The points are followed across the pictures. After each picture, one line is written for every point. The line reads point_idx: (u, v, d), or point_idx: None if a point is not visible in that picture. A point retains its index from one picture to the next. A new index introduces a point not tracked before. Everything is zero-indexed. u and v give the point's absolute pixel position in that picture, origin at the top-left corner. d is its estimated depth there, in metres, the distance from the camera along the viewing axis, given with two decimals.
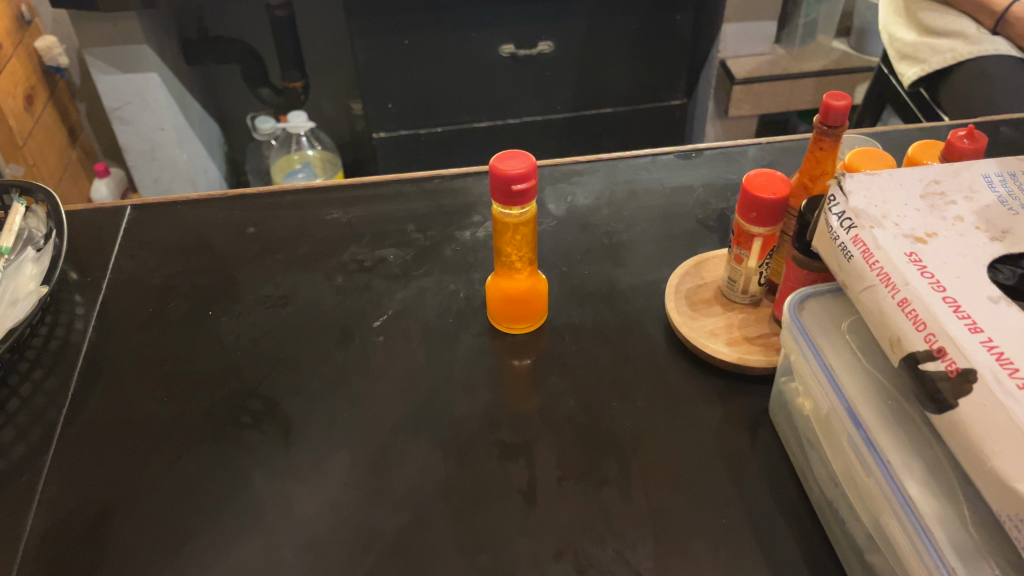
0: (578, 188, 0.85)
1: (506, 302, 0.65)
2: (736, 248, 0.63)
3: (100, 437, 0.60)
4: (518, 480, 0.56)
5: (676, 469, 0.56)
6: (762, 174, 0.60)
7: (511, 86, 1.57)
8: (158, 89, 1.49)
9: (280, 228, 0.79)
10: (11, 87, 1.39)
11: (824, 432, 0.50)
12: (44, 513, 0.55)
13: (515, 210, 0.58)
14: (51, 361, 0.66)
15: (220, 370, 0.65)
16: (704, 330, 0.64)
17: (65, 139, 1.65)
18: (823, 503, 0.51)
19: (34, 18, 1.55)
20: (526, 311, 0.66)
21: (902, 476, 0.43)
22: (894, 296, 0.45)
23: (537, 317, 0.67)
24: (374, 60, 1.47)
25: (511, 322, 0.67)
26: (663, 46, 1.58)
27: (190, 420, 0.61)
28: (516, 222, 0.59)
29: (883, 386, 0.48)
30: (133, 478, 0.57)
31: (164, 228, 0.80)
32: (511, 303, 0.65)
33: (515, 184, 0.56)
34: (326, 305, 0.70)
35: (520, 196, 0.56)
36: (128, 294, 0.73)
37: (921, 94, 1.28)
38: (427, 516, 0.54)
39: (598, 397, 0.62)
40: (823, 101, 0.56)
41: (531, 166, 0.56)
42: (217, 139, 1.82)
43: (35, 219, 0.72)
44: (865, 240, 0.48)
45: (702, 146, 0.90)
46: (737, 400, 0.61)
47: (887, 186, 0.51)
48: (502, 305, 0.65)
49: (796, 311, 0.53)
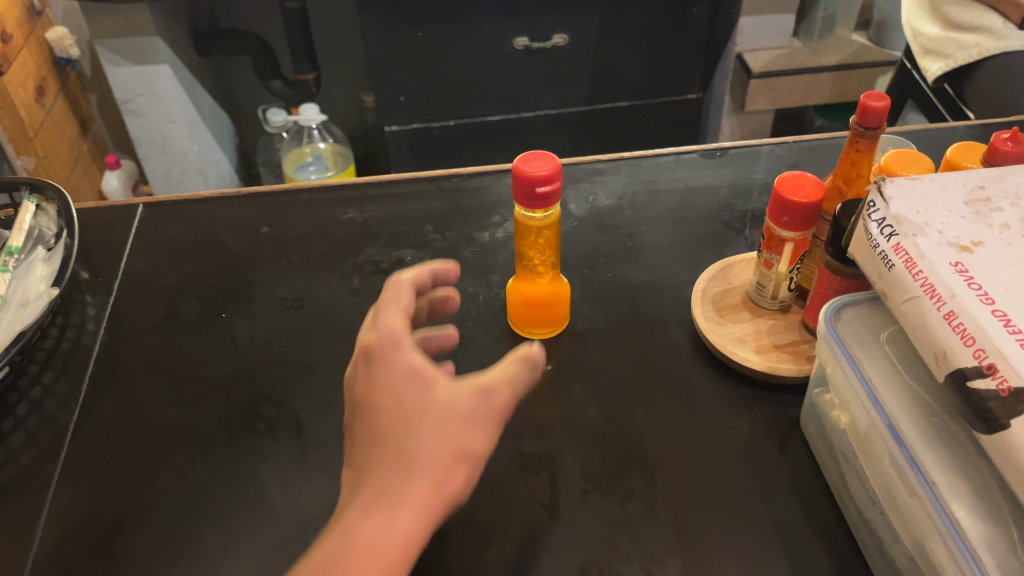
0: (599, 187, 0.83)
1: (526, 307, 0.63)
2: (766, 252, 0.61)
3: (112, 443, 0.59)
4: (540, 493, 0.54)
5: (705, 483, 0.54)
6: (794, 176, 0.58)
7: (525, 79, 1.54)
8: (169, 81, 1.47)
9: (295, 227, 0.77)
10: (22, 78, 1.38)
11: (862, 448, 0.48)
12: (54, 520, 0.54)
13: (539, 213, 0.56)
14: (62, 364, 0.65)
15: (233, 373, 0.63)
16: (732, 337, 0.62)
17: (76, 130, 1.64)
18: (859, 520, 0.49)
19: (45, 9, 1.53)
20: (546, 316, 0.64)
21: (948, 498, 0.41)
22: (939, 308, 0.43)
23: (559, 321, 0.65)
24: (387, 52, 1.45)
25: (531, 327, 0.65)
26: (680, 39, 1.55)
27: (204, 426, 0.59)
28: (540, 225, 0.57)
29: (924, 400, 0.46)
30: (145, 486, 0.56)
31: (176, 226, 0.78)
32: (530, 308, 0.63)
33: (539, 187, 0.54)
34: (341, 308, 0.68)
35: (543, 201, 0.54)
36: (140, 295, 0.71)
37: (946, 91, 1.25)
38: (447, 527, 0.52)
39: (623, 406, 0.60)
40: (860, 102, 0.54)
41: (555, 170, 0.54)
42: (228, 131, 1.80)
43: (46, 217, 0.71)
44: (907, 249, 0.46)
45: (726, 144, 0.88)
46: (767, 411, 0.59)
47: (928, 192, 0.49)
48: (522, 310, 0.64)
49: (832, 320, 0.51)
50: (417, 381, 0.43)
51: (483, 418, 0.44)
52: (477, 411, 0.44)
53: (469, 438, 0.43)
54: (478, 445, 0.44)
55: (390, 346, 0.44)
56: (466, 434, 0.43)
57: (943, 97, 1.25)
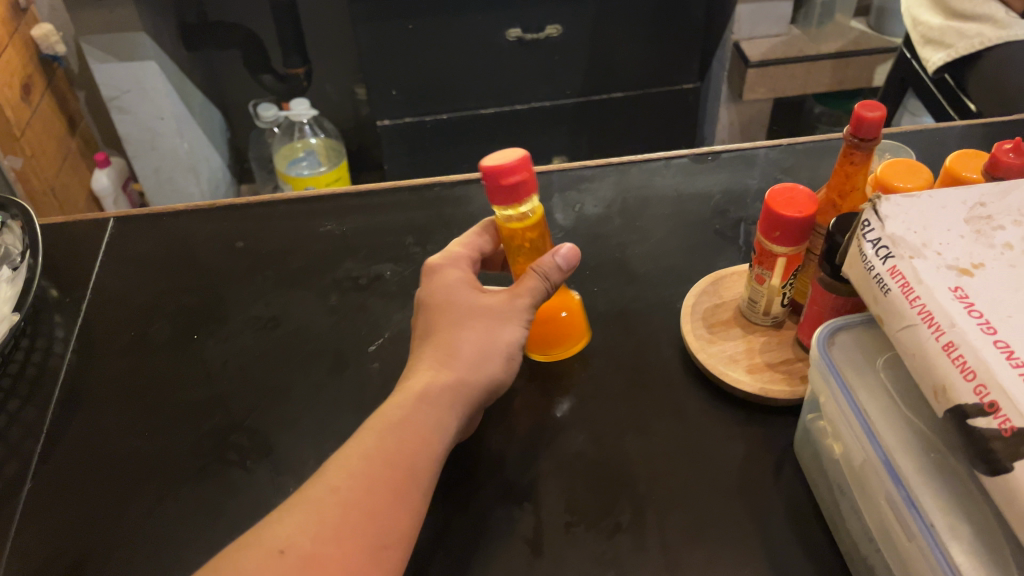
0: (587, 195, 0.81)
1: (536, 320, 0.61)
2: (758, 267, 0.59)
3: (79, 475, 0.57)
4: (523, 526, 0.52)
5: (696, 514, 0.52)
6: (786, 188, 0.55)
7: (519, 70, 1.51)
8: (156, 77, 1.44)
9: (271, 242, 0.75)
10: (7, 77, 1.34)
11: (856, 483, 0.46)
12: (17, 560, 0.52)
13: (514, 210, 0.53)
14: (27, 390, 0.62)
15: (206, 400, 0.61)
16: (722, 356, 0.60)
17: (65, 128, 1.61)
18: (856, 555, 0.47)
19: (30, 5, 1.50)
20: (561, 329, 0.62)
21: (947, 543, 0.39)
22: (938, 338, 0.41)
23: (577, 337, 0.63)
24: (377, 46, 1.42)
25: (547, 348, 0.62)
26: (678, 27, 1.51)
27: (172, 456, 0.57)
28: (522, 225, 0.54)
29: (924, 435, 0.44)
30: (111, 522, 0.53)
31: (150, 242, 0.76)
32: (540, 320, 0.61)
33: (506, 180, 0.50)
34: (319, 328, 0.66)
35: (521, 196, 0.51)
36: (111, 315, 0.69)
37: (947, 81, 1.21)
38: (424, 564, 0.50)
39: (610, 431, 0.58)
40: (854, 113, 0.51)
41: (529, 157, 0.51)
42: (219, 126, 1.77)
43: (11, 235, 0.69)
44: (904, 272, 0.43)
45: (719, 147, 0.85)
46: (760, 435, 0.57)
47: (926, 210, 0.47)
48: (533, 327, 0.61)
49: (825, 345, 0.48)
50: (465, 287, 0.53)
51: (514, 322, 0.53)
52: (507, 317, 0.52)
53: (502, 339, 0.52)
54: (512, 346, 0.52)
55: (446, 262, 0.55)
56: (502, 334, 0.52)
57: (944, 88, 1.22)
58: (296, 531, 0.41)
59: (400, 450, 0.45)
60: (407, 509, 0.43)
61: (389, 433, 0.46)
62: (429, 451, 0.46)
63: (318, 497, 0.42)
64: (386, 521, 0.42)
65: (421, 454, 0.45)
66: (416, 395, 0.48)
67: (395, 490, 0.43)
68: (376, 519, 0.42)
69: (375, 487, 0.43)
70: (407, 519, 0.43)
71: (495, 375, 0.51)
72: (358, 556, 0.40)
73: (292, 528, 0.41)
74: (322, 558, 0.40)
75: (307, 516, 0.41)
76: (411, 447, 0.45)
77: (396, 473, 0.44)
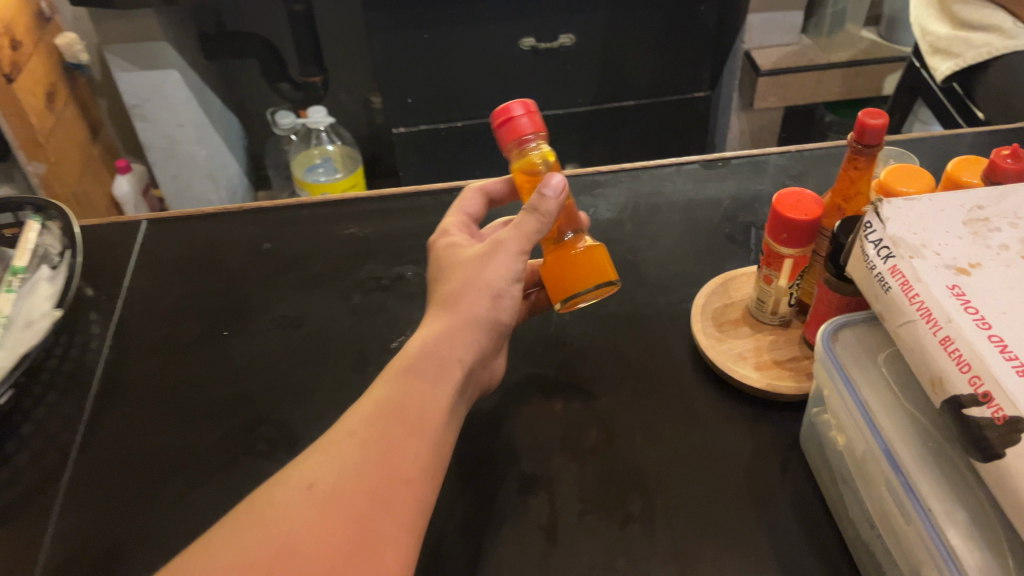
0: (600, 200, 0.83)
1: (557, 261, 0.59)
2: (766, 268, 0.61)
3: (115, 465, 0.59)
4: (538, 515, 0.54)
5: (703, 506, 0.54)
6: (793, 192, 0.57)
7: (532, 79, 1.54)
8: (176, 85, 1.47)
9: (296, 244, 0.78)
10: (33, 86, 1.37)
11: (859, 473, 0.48)
12: (57, 544, 0.54)
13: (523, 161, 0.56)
14: (64, 384, 0.65)
15: (234, 395, 0.63)
16: (731, 354, 0.62)
17: (86, 135, 1.64)
18: (859, 543, 0.49)
19: (54, 15, 1.54)
20: (584, 264, 0.58)
21: (943, 526, 0.41)
22: (935, 333, 0.43)
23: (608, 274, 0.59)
24: (393, 55, 1.45)
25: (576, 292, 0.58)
26: (688, 37, 1.54)
27: (203, 448, 0.60)
28: (530, 167, 0.57)
29: (923, 427, 0.46)
30: (146, 510, 0.56)
31: (180, 244, 0.79)
32: (560, 259, 0.59)
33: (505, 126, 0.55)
34: (343, 326, 0.69)
35: (522, 132, 0.54)
36: (142, 314, 0.72)
37: (955, 90, 1.23)
38: (444, 552, 0.52)
39: (622, 427, 0.60)
40: (857, 120, 0.53)
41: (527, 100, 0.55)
42: (236, 133, 1.81)
43: (50, 235, 0.72)
44: (904, 271, 0.46)
45: (728, 154, 0.88)
46: (767, 431, 0.59)
47: (926, 213, 0.49)
48: (556, 269, 0.59)
49: (829, 341, 0.51)
50: (454, 250, 0.58)
51: (504, 264, 0.55)
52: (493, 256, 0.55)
53: (488, 279, 0.54)
54: (501, 288, 0.54)
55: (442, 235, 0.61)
56: (489, 275, 0.54)
57: (953, 97, 1.24)
58: (322, 469, 0.42)
59: (410, 396, 0.46)
60: (422, 446, 0.44)
61: (400, 382, 0.47)
62: (438, 398, 0.47)
63: (337, 441, 0.44)
64: (405, 458, 0.43)
65: (428, 403, 0.47)
66: (418, 350, 0.50)
67: (412, 430, 0.45)
68: (396, 455, 0.43)
69: (389, 429, 0.44)
70: (424, 452, 0.44)
71: (491, 312, 0.54)
72: (381, 487, 0.42)
73: (317, 469, 0.42)
74: (347, 490, 0.41)
75: (329, 456, 0.43)
76: (419, 400, 0.46)
77: (407, 418, 0.45)
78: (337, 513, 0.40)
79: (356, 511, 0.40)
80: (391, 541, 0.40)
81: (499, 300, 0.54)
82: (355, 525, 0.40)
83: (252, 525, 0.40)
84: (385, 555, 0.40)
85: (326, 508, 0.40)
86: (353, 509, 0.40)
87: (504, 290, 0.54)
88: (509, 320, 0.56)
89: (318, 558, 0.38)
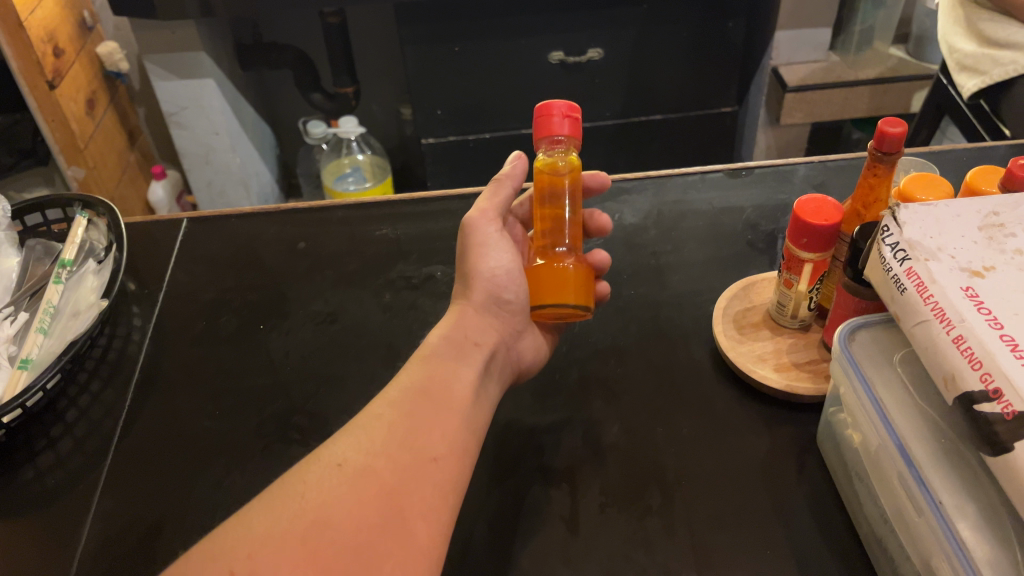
0: (625, 206, 0.85)
1: (540, 268, 0.59)
2: (786, 273, 0.63)
3: (155, 450, 0.62)
4: (560, 506, 0.56)
5: (721, 500, 0.56)
6: (814, 200, 0.59)
7: (560, 92, 1.56)
8: (213, 95, 1.51)
9: (330, 244, 0.80)
10: (73, 92, 1.41)
11: (873, 468, 0.50)
12: (100, 523, 0.57)
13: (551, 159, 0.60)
14: (108, 372, 0.68)
15: (270, 386, 0.66)
16: (751, 356, 0.64)
17: (124, 142, 1.69)
18: (873, 539, 0.51)
19: (96, 25, 1.59)
20: (557, 279, 0.58)
21: (954, 518, 0.42)
22: (949, 331, 0.44)
23: (580, 296, 0.59)
24: (424, 67, 1.48)
25: (542, 301, 0.58)
26: (716, 53, 1.55)
27: (239, 436, 0.62)
28: (552, 167, 0.60)
29: (936, 424, 0.47)
30: (184, 493, 0.58)
31: (219, 243, 0.82)
32: (539, 268, 0.59)
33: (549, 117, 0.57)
34: (374, 323, 0.71)
35: (554, 131, 0.56)
36: (183, 307, 0.75)
37: (982, 107, 1.23)
38: (471, 541, 0.54)
39: (643, 424, 0.62)
40: (877, 128, 0.55)
41: (572, 104, 0.57)
42: (269, 142, 1.85)
43: (96, 231, 0.75)
44: (919, 273, 0.47)
45: (752, 164, 0.90)
46: (786, 430, 0.61)
47: (942, 218, 0.50)
48: (535, 272, 0.59)
49: (845, 341, 0.52)
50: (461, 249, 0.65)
51: (486, 239, 0.61)
52: (476, 242, 0.60)
53: (480, 262, 0.60)
54: (493, 268, 0.60)
55: None
56: (477, 257, 0.60)
57: (980, 113, 1.24)
58: (351, 452, 0.45)
59: (433, 387, 0.51)
60: (449, 424, 0.49)
61: (422, 366, 0.53)
62: (459, 390, 0.51)
63: (368, 423, 0.47)
64: (428, 441, 0.47)
65: (453, 391, 0.51)
66: (445, 333, 0.56)
67: (437, 411, 0.49)
68: (423, 435, 0.47)
69: (415, 412, 0.48)
70: (449, 432, 0.48)
71: (503, 295, 0.61)
72: (409, 466, 0.45)
73: (347, 449, 0.45)
74: (375, 469, 0.44)
75: (357, 437, 0.46)
76: (444, 378, 0.52)
77: (433, 401, 0.50)
78: (369, 488, 0.43)
79: (386, 484, 0.43)
80: (421, 513, 0.43)
81: (494, 279, 0.60)
82: (388, 497, 0.43)
83: (288, 498, 0.42)
84: (415, 528, 0.43)
85: (356, 482, 0.43)
86: (384, 483, 0.43)
87: (496, 269, 0.60)
88: (519, 296, 0.62)
89: (354, 527, 0.41)
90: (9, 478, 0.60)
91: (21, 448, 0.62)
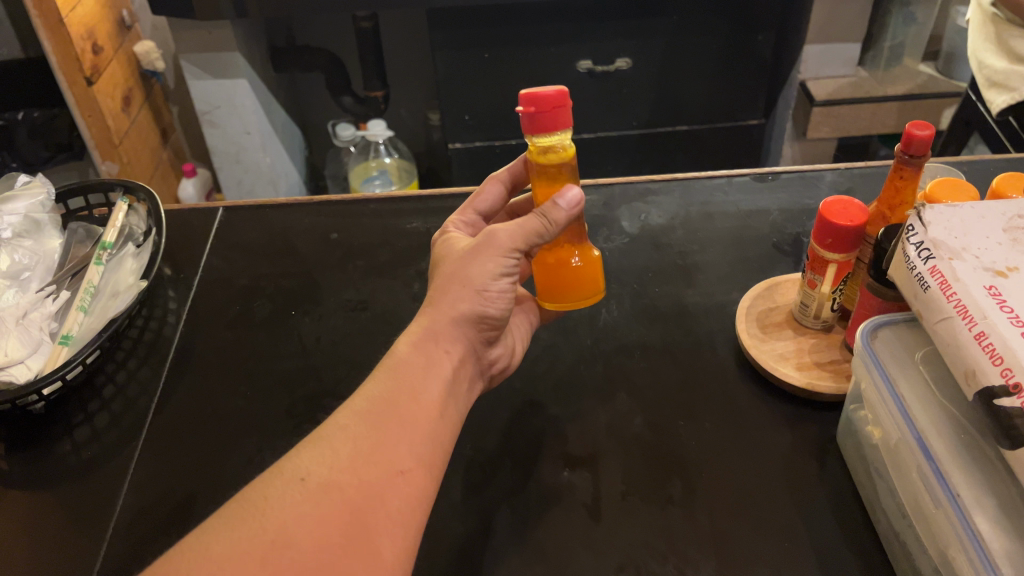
0: (652, 207, 0.87)
1: (549, 268, 0.61)
2: (810, 273, 0.63)
3: (187, 427, 0.64)
4: (582, 493, 0.57)
5: (737, 493, 0.57)
6: (839, 201, 0.60)
7: (587, 101, 1.58)
8: (246, 94, 1.54)
9: (362, 236, 0.82)
10: (110, 88, 1.44)
11: (893, 463, 0.51)
12: (134, 494, 0.59)
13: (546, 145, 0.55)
14: (145, 351, 0.70)
15: (301, 369, 0.68)
16: (773, 354, 0.65)
17: (158, 139, 1.72)
18: (890, 533, 0.51)
19: (134, 23, 1.62)
20: (570, 278, 0.61)
21: (971, 511, 0.43)
22: (971, 328, 0.45)
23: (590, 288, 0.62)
24: (454, 71, 1.50)
25: (562, 299, 0.62)
26: (743, 66, 1.56)
27: (268, 417, 0.64)
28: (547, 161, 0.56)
29: (957, 421, 0.48)
30: (217, 468, 0.60)
31: (255, 232, 0.84)
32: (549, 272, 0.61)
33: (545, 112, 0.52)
34: (404, 312, 0.72)
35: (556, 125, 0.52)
36: (218, 292, 0.77)
37: (1011, 124, 1.23)
38: (494, 523, 0.56)
39: (666, 417, 0.63)
40: (905, 131, 0.56)
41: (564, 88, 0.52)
42: (299, 144, 1.88)
43: (136, 216, 0.77)
44: (943, 271, 0.48)
45: (779, 169, 0.91)
46: (807, 426, 0.61)
47: (967, 220, 0.51)
48: (546, 275, 0.61)
49: (869, 339, 0.53)
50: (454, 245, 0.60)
51: (491, 258, 0.56)
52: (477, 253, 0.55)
53: (476, 272, 0.55)
54: (488, 283, 0.55)
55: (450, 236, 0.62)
56: (474, 268, 0.55)
57: (1008, 129, 1.24)
58: (315, 464, 0.44)
59: (400, 397, 0.48)
60: (414, 440, 0.46)
61: (390, 378, 0.49)
62: (458, 390, 0.52)
63: (328, 436, 0.46)
64: (391, 451, 0.45)
65: (420, 398, 0.49)
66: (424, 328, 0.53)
67: (401, 427, 0.47)
68: (392, 448, 0.46)
69: (382, 430, 0.46)
70: (416, 443, 0.47)
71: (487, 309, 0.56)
72: (373, 484, 0.44)
73: (312, 462, 0.44)
74: (339, 485, 0.43)
75: (320, 451, 0.45)
76: (413, 385, 0.49)
77: (398, 416, 0.47)
78: (333, 504, 0.42)
79: (350, 504, 0.42)
80: (387, 529, 0.43)
81: (485, 295, 0.55)
82: (353, 520, 0.42)
83: (246, 519, 0.41)
84: (383, 550, 0.42)
85: (318, 499, 0.42)
86: (345, 505, 0.42)
87: (491, 286, 0.55)
88: (503, 313, 0.57)
89: (315, 553, 0.40)
90: (48, 449, 0.62)
91: (59, 421, 0.64)
